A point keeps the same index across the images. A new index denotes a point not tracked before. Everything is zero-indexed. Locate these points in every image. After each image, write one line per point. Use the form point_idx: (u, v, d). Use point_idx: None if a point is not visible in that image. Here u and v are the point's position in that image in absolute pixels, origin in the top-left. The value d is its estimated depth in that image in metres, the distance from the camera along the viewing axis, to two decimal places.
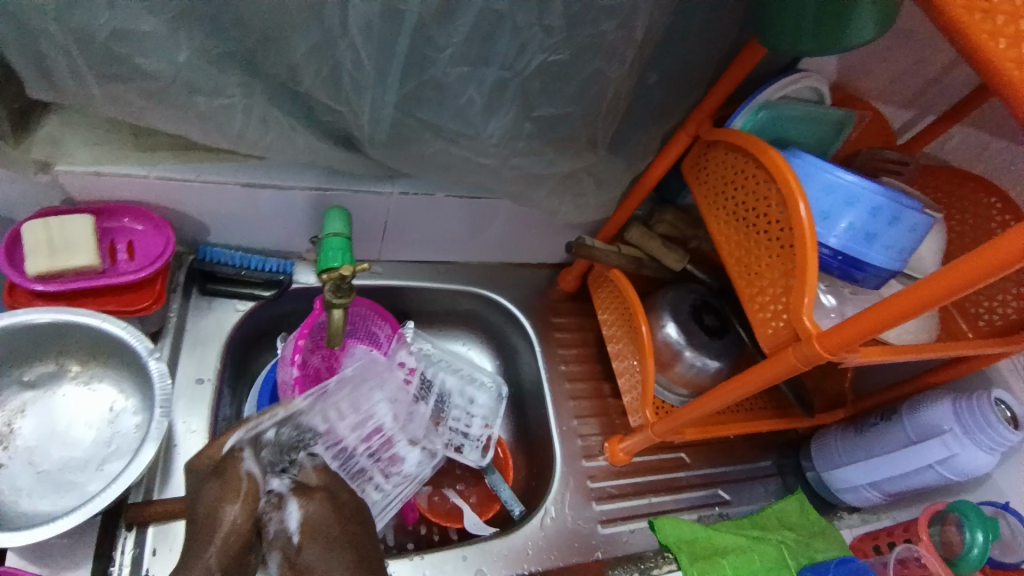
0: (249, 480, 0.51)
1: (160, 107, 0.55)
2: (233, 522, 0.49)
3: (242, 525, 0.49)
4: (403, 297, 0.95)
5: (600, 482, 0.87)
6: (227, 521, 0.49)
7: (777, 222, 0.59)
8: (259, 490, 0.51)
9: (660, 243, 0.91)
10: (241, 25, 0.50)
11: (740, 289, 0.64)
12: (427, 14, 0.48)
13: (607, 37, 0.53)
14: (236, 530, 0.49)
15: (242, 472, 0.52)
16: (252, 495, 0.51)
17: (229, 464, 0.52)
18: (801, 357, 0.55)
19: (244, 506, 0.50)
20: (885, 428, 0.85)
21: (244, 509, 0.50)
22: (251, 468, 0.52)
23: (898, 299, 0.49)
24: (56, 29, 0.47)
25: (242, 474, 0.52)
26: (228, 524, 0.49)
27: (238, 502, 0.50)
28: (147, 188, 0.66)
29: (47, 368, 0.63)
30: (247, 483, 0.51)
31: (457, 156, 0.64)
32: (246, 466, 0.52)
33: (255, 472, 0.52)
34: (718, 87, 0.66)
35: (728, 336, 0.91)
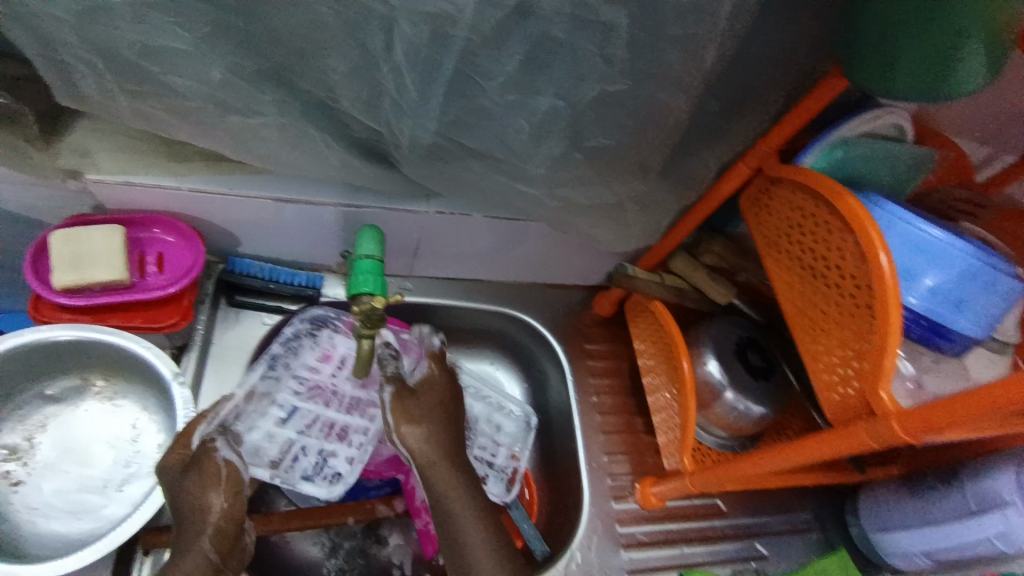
0: (230, 470, 0.56)
1: (193, 125, 0.53)
2: (225, 511, 0.55)
3: (233, 513, 0.55)
4: (431, 315, 0.91)
5: (628, 527, 0.82)
6: (215, 513, 0.54)
7: (852, 277, 0.55)
8: (243, 480, 0.57)
9: (705, 274, 0.84)
10: (279, 43, 0.47)
11: (805, 345, 0.61)
12: (477, 39, 0.44)
13: (673, 67, 0.48)
14: (224, 517, 0.54)
15: (221, 462, 0.56)
16: (244, 495, 0.56)
17: (205, 457, 0.56)
18: (874, 435, 0.51)
19: (228, 496, 0.55)
20: (939, 493, 0.75)
21: (226, 498, 0.55)
22: (228, 458, 0.57)
23: (970, 395, 0.44)
24: (84, 44, 0.45)
25: (218, 465, 0.56)
26: (216, 517, 0.54)
27: (224, 500, 0.55)
28: (178, 200, 0.64)
29: (72, 383, 0.64)
30: (230, 474, 0.56)
31: (499, 183, 0.60)
32: (222, 455, 0.57)
33: (234, 460, 0.57)
34: (792, 118, 0.59)
35: (773, 378, 0.83)
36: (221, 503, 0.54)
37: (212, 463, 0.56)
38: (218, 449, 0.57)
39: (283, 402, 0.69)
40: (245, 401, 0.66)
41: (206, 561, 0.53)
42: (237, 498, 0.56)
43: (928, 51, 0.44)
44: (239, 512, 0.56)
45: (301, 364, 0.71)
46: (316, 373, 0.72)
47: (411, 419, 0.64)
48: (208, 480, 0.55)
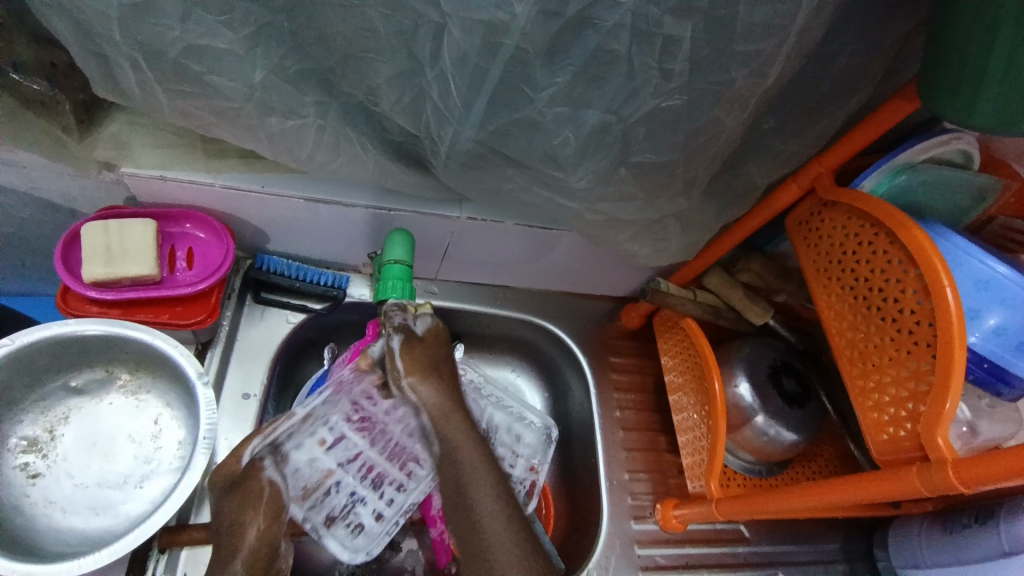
0: (270, 492, 0.55)
1: (232, 125, 0.52)
2: (260, 536, 0.55)
3: (269, 536, 0.55)
4: (456, 320, 0.89)
5: (648, 549, 0.80)
6: (252, 535, 0.54)
7: (912, 311, 0.52)
8: (282, 503, 0.56)
9: (741, 293, 0.81)
10: (323, 43, 0.46)
11: (851, 379, 0.58)
12: (531, 49, 0.42)
13: (734, 84, 0.46)
14: (260, 543, 0.55)
15: (262, 483, 0.55)
16: (280, 520, 0.56)
17: (250, 477, 0.55)
18: (926, 482, 0.48)
19: (264, 519, 0.55)
20: (975, 531, 0.69)
21: (261, 521, 0.55)
22: (270, 478, 0.56)
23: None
24: (127, 41, 0.44)
25: (260, 484, 0.55)
26: (250, 542, 0.54)
27: (260, 523, 0.55)
28: (210, 195, 0.63)
29: (96, 375, 0.64)
30: (270, 498, 0.55)
31: (539, 195, 0.58)
32: (267, 475, 0.55)
33: (277, 484, 0.56)
34: (855, 137, 0.55)
35: (808, 405, 0.79)
36: (258, 527, 0.54)
37: (259, 482, 0.55)
38: (262, 471, 0.55)
39: (334, 424, 0.59)
40: (301, 422, 0.56)
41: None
42: (274, 524, 0.56)
43: (1014, 83, 0.41)
44: (275, 537, 0.56)
45: (356, 392, 0.60)
46: (370, 403, 0.61)
47: (421, 372, 0.59)
48: (249, 502, 0.55)
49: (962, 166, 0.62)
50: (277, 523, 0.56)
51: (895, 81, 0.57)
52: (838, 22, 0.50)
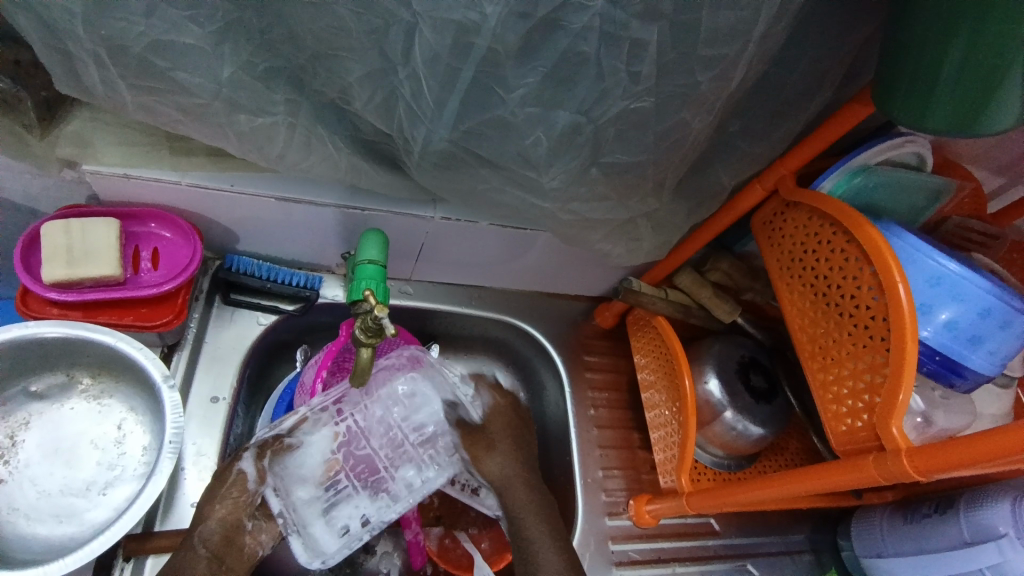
0: (241, 476, 0.58)
1: (198, 122, 0.51)
2: (222, 515, 0.56)
3: (231, 515, 0.57)
4: (431, 320, 0.89)
5: (622, 544, 0.81)
6: (214, 514, 0.56)
7: (868, 307, 0.55)
8: (251, 488, 0.58)
9: (711, 292, 0.83)
10: (293, 40, 0.46)
11: (813, 373, 0.60)
12: (502, 50, 0.43)
13: (699, 87, 0.47)
14: (222, 521, 0.56)
15: (234, 470, 0.58)
16: (245, 501, 0.58)
17: (227, 465, 0.59)
18: (883, 471, 0.50)
19: (227, 502, 0.57)
20: (935, 521, 0.72)
21: (225, 504, 0.57)
22: (245, 468, 0.59)
23: (987, 438, 0.42)
24: (89, 36, 0.43)
25: (235, 471, 0.58)
26: (210, 522, 0.56)
27: (221, 503, 0.57)
28: (177, 195, 0.62)
29: (57, 380, 0.62)
30: (235, 479, 0.58)
31: (512, 196, 0.59)
32: (240, 466, 0.59)
33: (250, 472, 0.59)
34: (817, 137, 0.57)
35: (775, 401, 0.82)
36: (222, 509, 0.57)
37: (234, 467, 0.59)
38: (240, 458, 0.59)
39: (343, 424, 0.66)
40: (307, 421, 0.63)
41: (200, 558, 0.54)
42: (236, 502, 0.57)
43: (962, 88, 0.44)
44: (238, 516, 0.57)
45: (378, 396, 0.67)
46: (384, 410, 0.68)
47: (490, 449, 0.66)
48: (213, 487, 0.58)
49: (917, 168, 0.65)
50: (240, 501, 0.58)
51: (852, 86, 0.60)
52: (798, 29, 0.52)
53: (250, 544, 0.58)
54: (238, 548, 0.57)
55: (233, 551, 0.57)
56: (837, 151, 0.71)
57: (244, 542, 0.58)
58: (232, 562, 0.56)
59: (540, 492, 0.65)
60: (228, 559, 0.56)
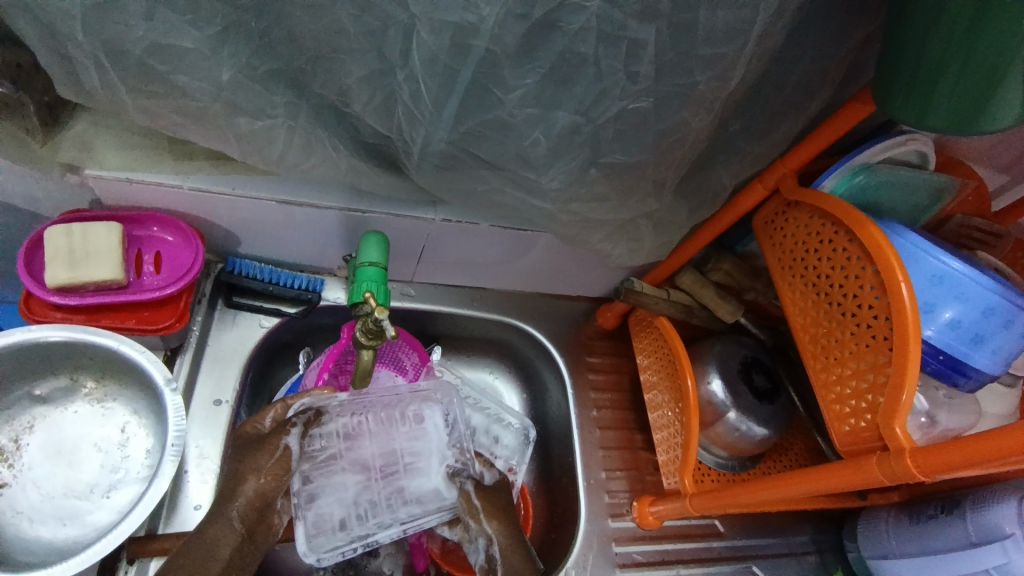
0: (284, 454, 0.58)
1: (199, 125, 0.51)
2: (260, 491, 0.56)
3: (268, 491, 0.56)
4: (432, 322, 0.89)
5: (625, 546, 0.81)
6: (253, 487, 0.55)
7: (870, 307, 0.54)
8: (290, 468, 0.58)
9: (713, 292, 0.82)
10: (293, 43, 0.46)
11: (816, 373, 0.59)
12: (500, 51, 0.43)
13: (698, 87, 0.47)
14: (258, 498, 0.56)
15: (281, 445, 0.58)
16: (285, 479, 0.57)
17: (273, 434, 0.58)
18: (887, 472, 0.49)
19: (269, 477, 0.56)
20: (941, 522, 0.71)
21: (264, 480, 0.56)
22: (288, 443, 0.58)
23: (994, 438, 0.42)
24: (90, 40, 0.44)
25: (280, 445, 0.58)
26: (248, 497, 0.55)
27: (262, 477, 0.56)
28: (179, 198, 0.62)
29: (60, 383, 0.62)
30: (280, 457, 0.57)
31: (512, 196, 0.59)
32: (286, 441, 0.58)
33: (293, 449, 0.58)
34: (817, 137, 0.57)
35: (778, 401, 0.82)
36: (264, 483, 0.56)
37: (280, 441, 0.58)
38: (286, 432, 0.59)
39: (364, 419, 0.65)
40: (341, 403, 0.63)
41: (233, 531, 0.54)
42: (277, 480, 0.57)
43: (965, 84, 0.43)
44: (273, 493, 0.57)
45: (406, 409, 0.67)
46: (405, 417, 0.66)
47: (496, 512, 0.62)
48: (256, 459, 0.56)
49: (919, 167, 0.64)
50: (280, 480, 0.57)
51: (853, 84, 0.60)
52: (798, 27, 0.52)
53: (275, 522, 0.58)
54: (266, 526, 0.57)
55: (261, 529, 0.56)
56: (838, 150, 0.71)
57: (271, 520, 0.57)
58: (259, 540, 0.56)
59: (536, 558, 0.62)
60: (254, 539, 0.56)
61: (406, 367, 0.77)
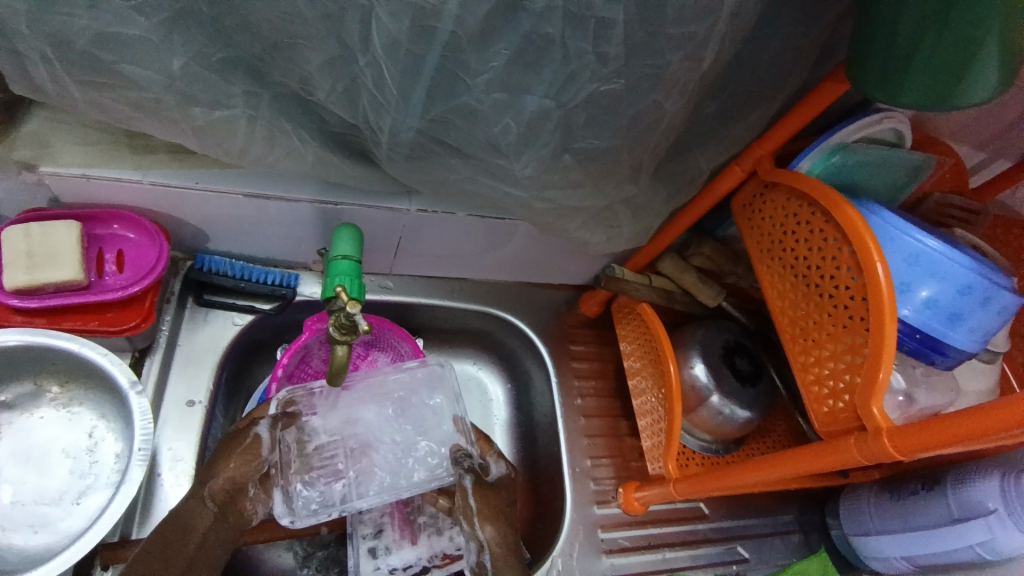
0: (253, 441, 0.57)
1: (152, 118, 0.49)
2: (232, 476, 0.55)
3: (240, 476, 0.56)
4: (413, 314, 0.87)
5: (611, 532, 0.81)
6: (223, 471, 0.55)
7: (847, 287, 0.54)
8: (263, 454, 0.57)
9: (695, 277, 0.82)
10: (247, 30, 0.44)
11: (794, 355, 0.59)
12: (464, 34, 0.42)
13: (670, 68, 0.46)
14: (231, 484, 0.55)
15: (250, 434, 0.58)
16: (255, 465, 0.57)
17: (246, 426, 0.59)
18: (866, 452, 0.49)
19: (240, 462, 0.56)
20: (925, 499, 0.72)
21: (234, 464, 0.56)
22: (259, 432, 0.58)
23: (970, 415, 0.42)
24: (30, 31, 0.41)
25: (251, 435, 0.58)
26: (220, 480, 0.55)
27: (232, 462, 0.56)
28: (141, 194, 0.60)
29: (25, 388, 0.61)
30: (249, 443, 0.57)
31: (484, 185, 0.57)
32: (256, 431, 0.58)
33: (263, 438, 0.58)
34: (795, 115, 0.56)
35: (760, 383, 0.82)
36: (235, 466, 0.56)
37: (250, 432, 0.58)
38: (256, 423, 0.59)
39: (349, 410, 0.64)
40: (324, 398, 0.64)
41: (206, 510, 0.54)
42: (250, 466, 0.56)
43: (940, 59, 0.43)
44: (245, 478, 0.56)
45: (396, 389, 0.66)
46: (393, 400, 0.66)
47: (491, 514, 0.62)
48: (229, 446, 0.57)
49: (895, 145, 0.64)
50: (252, 465, 0.57)
51: (828, 63, 0.59)
52: (771, 6, 0.51)
53: (247, 509, 0.57)
54: (237, 511, 0.56)
55: (232, 513, 0.56)
56: (816, 130, 0.70)
57: (243, 507, 0.56)
58: (229, 524, 0.55)
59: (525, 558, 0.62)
60: (228, 521, 0.55)
61: (402, 353, 0.76)
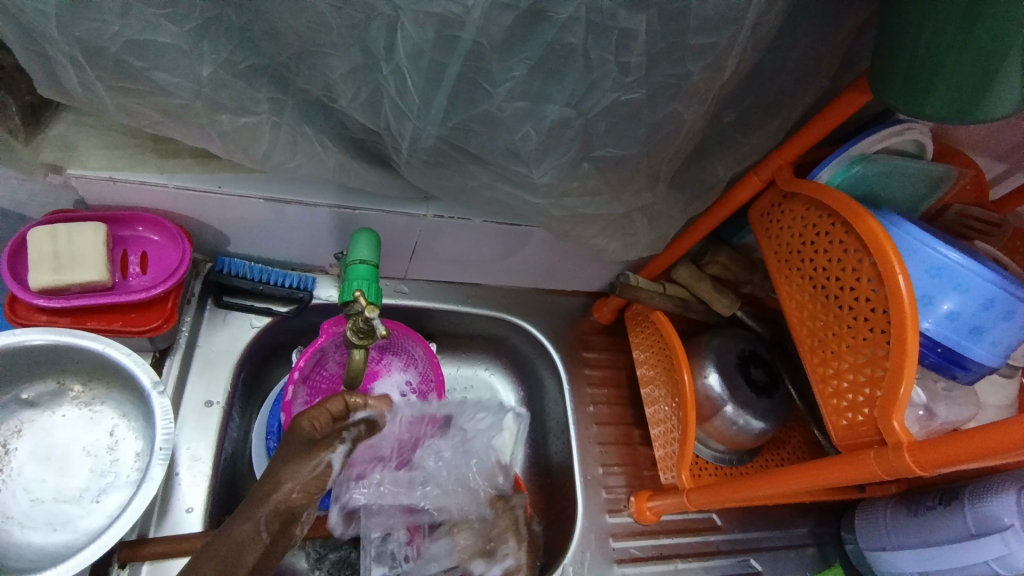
0: (325, 469, 0.56)
1: (179, 123, 0.50)
2: (291, 501, 0.54)
3: (297, 501, 0.54)
4: (427, 318, 0.88)
5: (623, 542, 0.80)
6: (285, 494, 0.53)
7: (867, 299, 0.54)
8: (325, 484, 0.57)
9: (710, 285, 0.82)
10: (275, 38, 0.45)
11: (813, 367, 0.59)
12: (488, 43, 0.42)
13: (691, 77, 0.46)
14: (288, 511, 0.54)
15: (325, 462, 0.56)
16: (317, 491, 0.56)
17: (323, 440, 0.58)
18: (885, 466, 0.49)
19: (305, 491, 0.55)
20: (941, 513, 0.71)
21: (296, 488, 0.54)
22: (331, 460, 0.57)
23: (993, 430, 0.41)
24: (65, 38, 0.42)
25: (324, 460, 0.56)
26: (280, 504, 0.53)
27: (297, 488, 0.54)
28: (165, 197, 0.61)
29: (48, 387, 0.62)
30: (321, 472, 0.56)
31: (503, 192, 0.58)
32: (331, 457, 0.57)
33: (334, 466, 0.57)
34: (814, 125, 0.56)
35: (776, 394, 0.81)
36: (300, 492, 0.55)
37: (325, 457, 0.56)
38: (332, 450, 0.57)
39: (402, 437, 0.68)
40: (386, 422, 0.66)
41: (260, 540, 0.51)
42: (310, 496, 0.55)
43: (964, 64, 0.42)
44: (302, 506, 0.55)
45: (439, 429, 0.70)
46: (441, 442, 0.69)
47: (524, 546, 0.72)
48: (302, 461, 0.55)
49: (916, 156, 0.64)
50: (311, 496, 0.56)
51: (848, 73, 0.59)
52: (791, 17, 0.51)
53: (296, 533, 0.55)
54: (287, 537, 0.54)
55: (283, 538, 0.53)
56: (835, 140, 0.70)
57: (293, 531, 0.55)
58: (279, 551, 0.53)
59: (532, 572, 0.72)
60: (275, 549, 0.53)
61: (416, 357, 0.76)
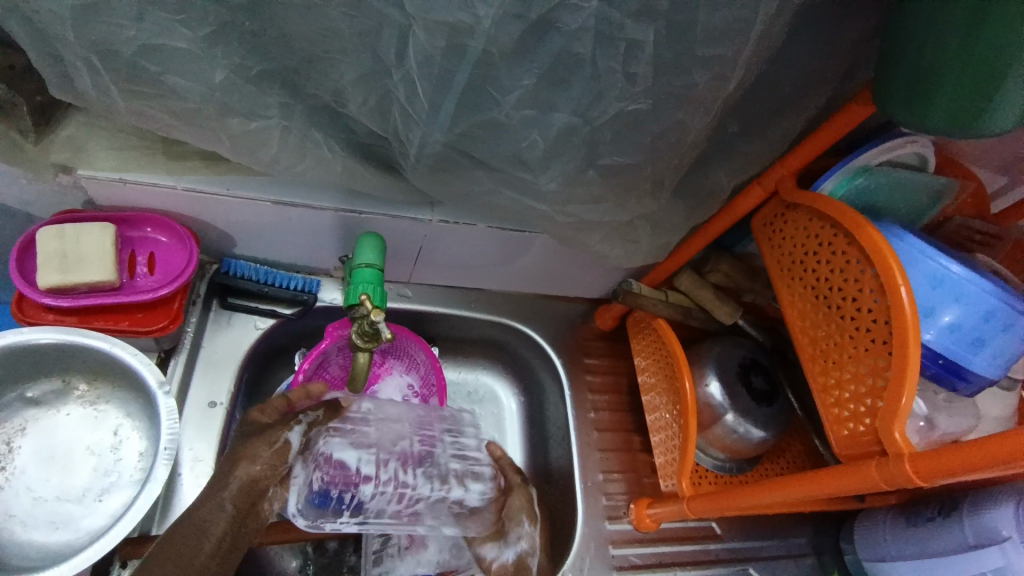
0: (285, 444, 0.55)
1: (191, 126, 0.51)
2: (252, 477, 0.53)
3: (261, 478, 0.53)
4: (430, 322, 0.88)
5: (622, 549, 0.80)
6: (243, 471, 0.52)
7: (869, 310, 0.54)
8: (290, 459, 0.55)
9: (712, 293, 0.82)
10: (286, 44, 0.45)
11: (816, 377, 0.59)
12: (497, 52, 0.43)
13: (696, 87, 0.47)
14: (251, 487, 0.53)
15: (282, 437, 0.55)
16: (278, 466, 0.54)
17: (276, 425, 0.56)
18: (885, 475, 0.49)
19: (265, 465, 0.53)
20: (940, 524, 0.71)
21: (257, 467, 0.53)
22: (291, 436, 0.55)
23: (993, 441, 0.42)
24: (80, 41, 0.43)
25: (281, 439, 0.55)
26: (238, 484, 0.52)
27: (255, 464, 0.53)
28: (173, 199, 0.62)
29: (53, 386, 0.62)
30: (282, 445, 0.54)
31: (508, 198, 0.58)
32: (287, 434, 0.55)
33: (293, 443, 0.55)
34: (819, 136, 0.56)
35: (776, 402, 0.81)
36: (260, 466, 0.53)
37: (283, 432, 0.55)
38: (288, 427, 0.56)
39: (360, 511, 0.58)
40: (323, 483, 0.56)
41: (223, 513, 0.51)
42: (274, 470, 0.54)
43: (966, 80, 0.43)
44: (267, 481, 0.54)
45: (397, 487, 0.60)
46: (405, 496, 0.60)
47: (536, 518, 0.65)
48: (261, 439, 0.55)
49: (917, 168, 0.64)
50: (274, 469, 0.54)
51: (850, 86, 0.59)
52: (794, 30, 0.52)
53: (266, 509, 0.54)
54: (257, 513, 0.54)
55: (252, 516, 0.53)
56: (836, 151, 0.70)
57: (262, 508, 0.54)
58: (249, 528, 0.53)
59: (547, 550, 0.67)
60: (245, 525, 0.53)
61: (418, 361, 0.76)
